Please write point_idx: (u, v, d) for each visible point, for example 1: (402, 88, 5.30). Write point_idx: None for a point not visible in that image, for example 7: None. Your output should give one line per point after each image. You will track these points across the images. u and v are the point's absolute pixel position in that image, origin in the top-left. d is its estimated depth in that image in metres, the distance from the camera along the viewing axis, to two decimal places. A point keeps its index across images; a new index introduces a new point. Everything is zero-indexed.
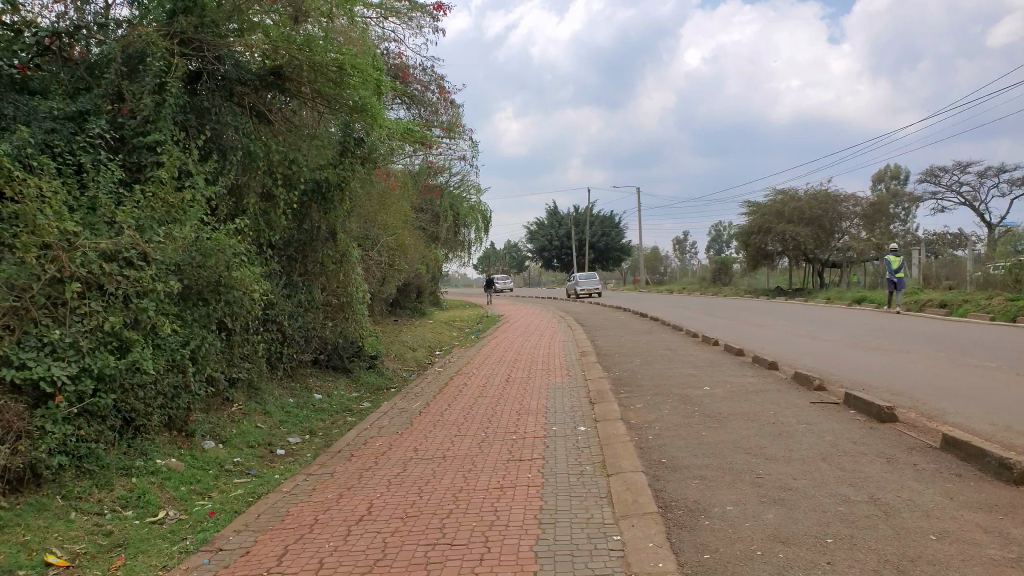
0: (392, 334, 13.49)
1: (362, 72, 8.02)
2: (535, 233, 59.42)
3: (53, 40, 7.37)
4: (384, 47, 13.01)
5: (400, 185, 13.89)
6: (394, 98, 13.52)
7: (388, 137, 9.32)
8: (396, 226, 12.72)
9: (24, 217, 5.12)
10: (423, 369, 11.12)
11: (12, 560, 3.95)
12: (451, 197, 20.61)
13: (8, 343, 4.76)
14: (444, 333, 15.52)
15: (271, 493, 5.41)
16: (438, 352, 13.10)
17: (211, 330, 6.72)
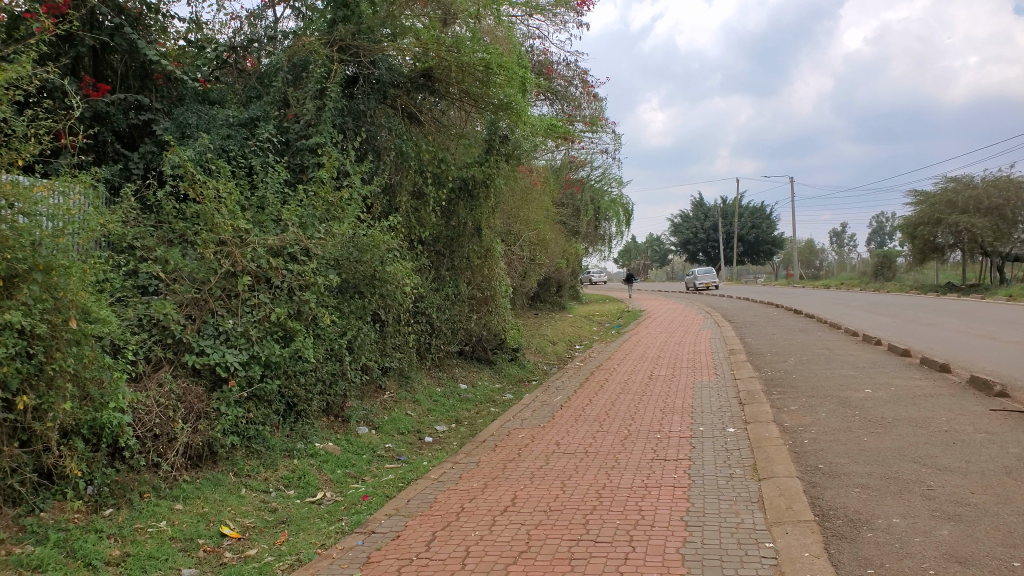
0: (534, 328, 13.63)
1: (508, 70, 8.18)
2: (678, 228, 58.17)
3: (231, 54, 8.19)
4: (530, 44, 13.25)
5: (542, 179, 14.04)
6: (538, 94, 13.77)
7: (533, 132, 9.32)
8: (538, 220, 12.87)
9: (205, 216, 5.82)
10: (564, 363, 11.16)
11: (192, 529, 4.48)
12: (593, 191, 20.59)
13: (190, 332, 5.40)
14: (585, 328, 15.49)
15: (420, 479, 5.60)
16: (579, 346, 13.10)
17: (367, 321, 7.04)
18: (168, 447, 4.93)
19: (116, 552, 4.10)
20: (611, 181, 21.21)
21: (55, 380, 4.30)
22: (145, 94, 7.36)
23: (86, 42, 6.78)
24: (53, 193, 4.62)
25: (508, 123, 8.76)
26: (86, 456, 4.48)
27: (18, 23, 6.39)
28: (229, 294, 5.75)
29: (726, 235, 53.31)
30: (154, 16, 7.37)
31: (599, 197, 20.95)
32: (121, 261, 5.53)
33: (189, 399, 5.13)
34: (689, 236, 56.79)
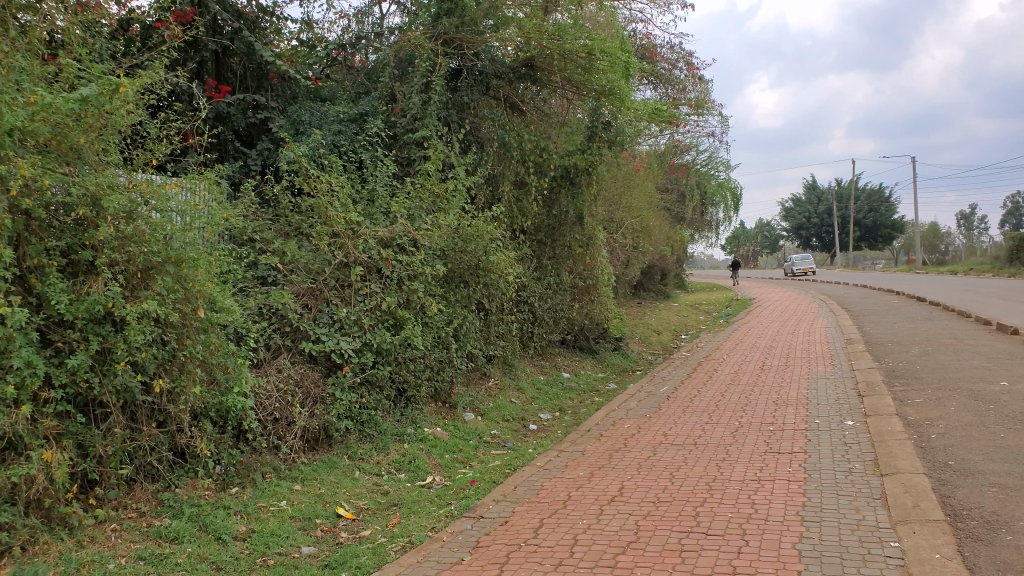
0: (637, 317, 13.47)
1: (612, 55, 8.11)
2: (788, 212, 56.06)
3: (339, 52, 8.49)
4: (634, 29, 13.07)
5: (645, 165, 13.84)
6: (642, 79, 13.58)
7: (637, 117, 9.12)
8: (642, 207, 12.72)
9: (319, 210, 6.13)
10: (669, 353, 10.98)
11: (310, 509, 4.69)
12: (699, 176, 20.14)
13: (307, 320, 5.67)
14: (692, 317, 15.17)
15: (526, 466, 5.65)
16: (685, 335, 12.86)
17: (472, 310, 7.15)
18: (287, 430, 5.18)
19: (242, 528, 4.36)
20: (718, 165, 20.60)
21: (187, 366, 4.62)
22: (262, 93, 7.73)
23: (210, 47, 7.25)
24: (182, 190, 4.92)
25: (610, 109, 8.53)
26: (214, 437, 4.78)
27: (150, 32, 6.87)
28: (342, 284, 6.01)
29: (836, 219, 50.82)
30: (269, 18, 7.73)
31: (705, 181, 20.33)
32: (243, 254, 5.84)
33: (306, 385, 5.38)
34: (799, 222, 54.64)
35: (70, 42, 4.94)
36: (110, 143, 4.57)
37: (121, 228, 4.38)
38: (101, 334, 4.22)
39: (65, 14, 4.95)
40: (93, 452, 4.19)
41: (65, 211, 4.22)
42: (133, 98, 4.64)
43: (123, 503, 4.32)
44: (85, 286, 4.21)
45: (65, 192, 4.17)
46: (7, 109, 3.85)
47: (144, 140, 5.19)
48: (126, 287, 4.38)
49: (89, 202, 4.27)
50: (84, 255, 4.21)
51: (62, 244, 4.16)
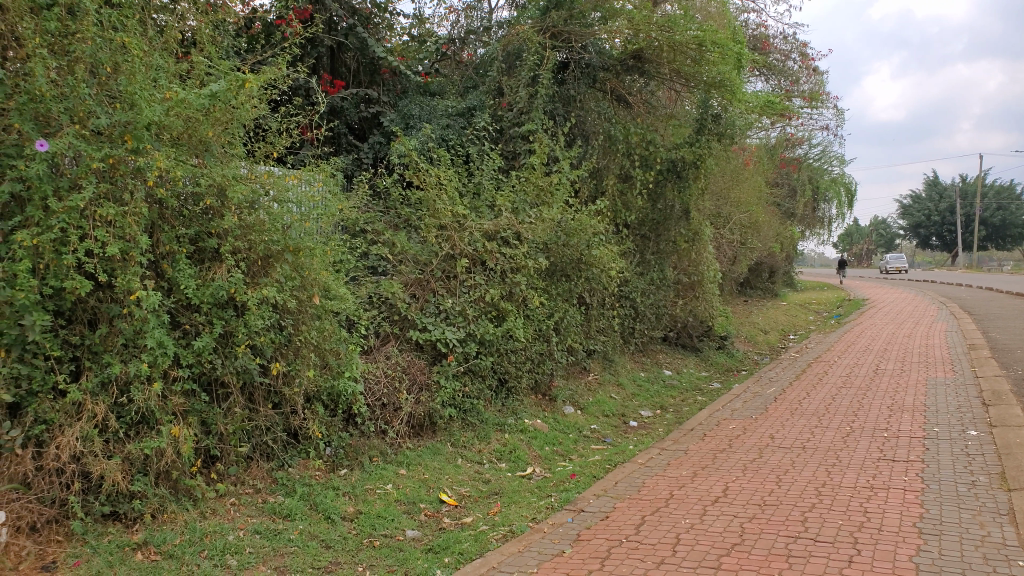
0: (742, 315, 13.13)
1: (724, 47, 8.00)
2: (904, 208, 53.19)
3: (448, 46, 8.68)
4: (746, 19, 12.77)
5: (754, 158, 13.53)
6: (754, 70, 13.27)
7: (748, 110, 8.91)
8: (751, 201, 12.44)
9: (427, 202, 6.39)
10: (775, 353, 10.66)
11: (414, 493, 4.81)
12: (811, 169, 19.44)
13: (415, 310, 5.84)
14: (800, 317, 14.63)
15: (627, 463, 5.62)
16: (792, 335, 12.45)
17: (573, 304, 7.16)
18: (394, 415, 5.34)
19: (350, 509, 4.51)
20: (832, 159, 19.90)
21: (302, 351, 4.82)
22: (374, 87, 7.98)
23: (325, 43, 7.49)
24: (302, 181, 5.17)
25: (721, 101, 8.42)
26: (325, 420, 4.97)
27: (271, 30, 7.16)
28: (448, 275, 6.18)
29: (958, 216, 47.66)
30: (382, 15, 7.96)
31: (817, 176, 19.76)
32: (356, 244, 6.05)
33: (412, 372, 5.54)
34: (919, 220, 51.62)
35: (201, 41, 5.22)
36: (235, 137, 4.81)
37: (243, 217, 4.60)
38: (224, 318, 4.45)
39: (196, 16, 5.31)
40: (215, 429, 4.43)
41: (193, 201, 4.46)
42: (257, 93, 4.87)
43: (241, 479, 4.55)
44: (210, 272, 4.44)
45: (194, 183, 4.40)
46: (145, 104, 4.10)
47: (267, 133, 5.44)
48: (248, 273, 4.62)
49: (215, 193, 4.50)
50: (211, 242, 4.45)
51: (191, 232, 4.39)
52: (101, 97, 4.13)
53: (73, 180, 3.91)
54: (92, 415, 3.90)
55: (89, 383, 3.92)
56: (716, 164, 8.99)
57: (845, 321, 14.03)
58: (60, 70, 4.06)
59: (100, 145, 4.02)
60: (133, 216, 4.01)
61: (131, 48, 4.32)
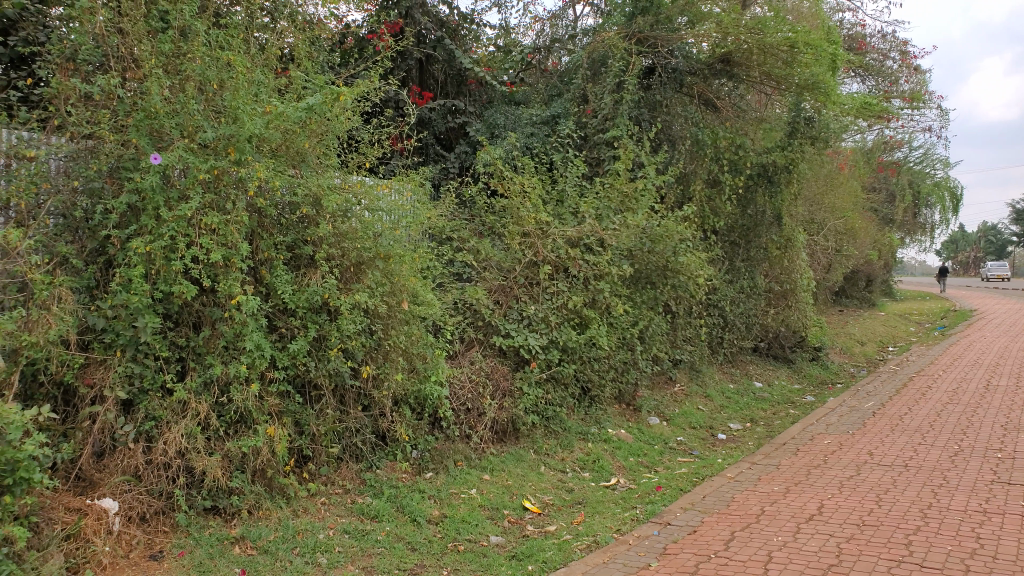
0: (838, 326, 12.61)
1: (818, 49, 7.61)
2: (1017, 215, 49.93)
3: (534, 55, 8.74)
4: (842, 19, 12.36)
5: (850, 163, 13.09)
6: (851, 71, 12.84)
7: (843, 112, 8.59)
8: (846, 207, 12.08)
9: (511, 210, 6.51)
10: (874, 366, 10.17)
11: (498, 500, 4.83)
12: (912, 173, 18.60)
13: (498, 316, 5.91)
14: (901, 329, 13.93)
15: (716, 476, 5.47)
16: (892, 347, 11.88)
17: (659, 312, 7.06)
18: (478, 420, 5.41)
19: (435, 512, 4.57)
20: (935, 162, 19.08)
21: (390, 355, 4.94)
22: (461, 98, 8.18)
23: (415, 56, 7.71)
24: (391, 191, 5.33)
25: (814, 103, 8.14)
26: (412, 423, 5.07)
27: (363, 45, 7.39)
28: (531, 281, 6.22)
29: None
30: (467, 27, 8.18)
31: (920, 180, 18.88)
32: (442, 251, 6.17)
33: (495, 377, 5.61)
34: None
35: (298, 56, 5.47)
36: (330, 149, 5.00)
37: (338, 225, 4.77)
38: (318, 322, 4.61)
39: (294, 33, 5.57)
40: (308, 430, 4.59)
41: (290, 211, 4.66)
42: (350, 106, 5.07)
43: (331, 480, 4.69)
44: (305, 278, 4.61)
45: (291, 193, 4.59)
46: (247, 118, 4.29)
47: (359, 144, 5.63)
48: (340, 280, 4.78)
49: (311, 202, 4.69)
50: (307, 249, 4.62)
51: (288, 240, 4.57)
52: (208, 112, 4.36)
53: (182, 191, 4.15)
54: (195, 413, 4.10)
55: (193, 382, 4.14)
56: (810, 169, 8.78)
57: (952, 333, 13.26)
58: (172, 88, 4.34)
59: (206, 157, 4.23)
60: (235, 225, 4.20)
61: (235, 65, 4.53)
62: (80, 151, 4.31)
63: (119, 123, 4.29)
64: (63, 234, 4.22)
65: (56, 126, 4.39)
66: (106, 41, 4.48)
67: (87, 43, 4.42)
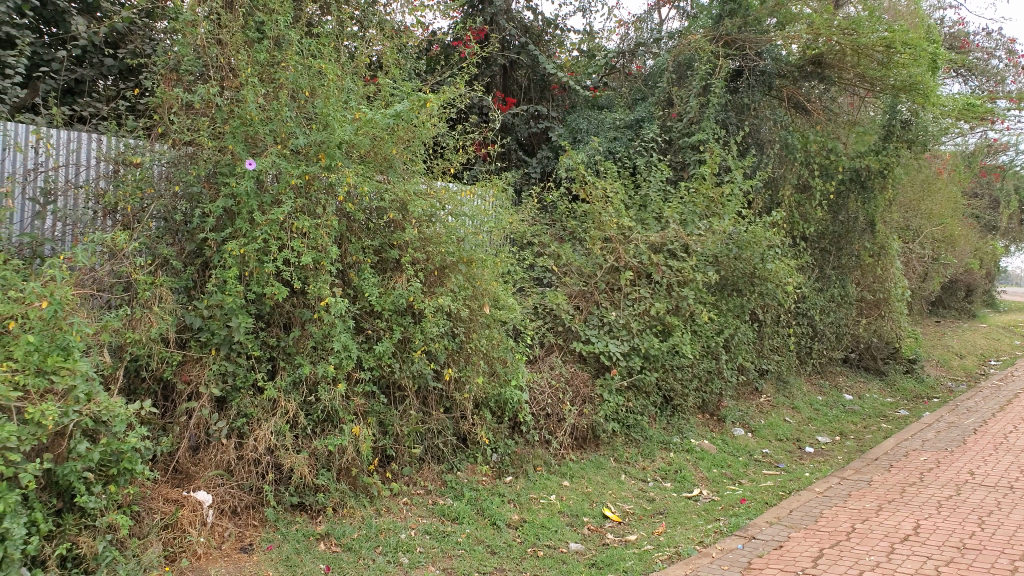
0: (935, 338, 12.03)
1: (918, 48, 7.34)
2: None
3: (618, 60, 8.69)
4: (943, 17, 11.96)
5: (950, 168, 12.58)
6: (954, 71, 12.37)
7: (944, 113, 8.26)
8: (946, 213, 11.59)
9: (594, 215, 6.50)
10: (974, 380, 9.67)
11: (578, 506, 4.79)
12: (1017, 177, 17.66)
13: (578, 322, 5.92)
14: (1005, 342, 13.20)
15: (803, 490, 5.30)
16: (995, 361, 11.27)
17: (745, 320, 6.95)
18: (558, 426, 5.42)
19: (514, 517, 4.56)
20: None
21: (472, 358, 4.97)
22: (544, 103, 8.28)
23: (499, 61, 7.87)
24: (475, 197, 5.41)
25: (910, 105, 8.00)
26: (492, 426, 5.11)
27: (448, 51, 7.49)
28: (612, 287, 6.19)
29: None
30: (551, 32, 8.22)
31: None
32: (523, 256, 6.21)
33: (575, 383, 5.61)
34: None
35: (386, 63, 5.60)
36: (417, 154, 5.07)
37: (423, 230, 4.85)
38: (403, 324, 4.67)
39: (383, 41, 5.72)
40: (391, 430, 4.66)
41: (378, 215, 4.75)
42: (437, 112, 5.13)
43: (413, 480, 4.76)
44: (391, 281, 4.68)
45: (379, 198, 4.68)
46: (338, 124, 4.38)
47: (444, 150, 5.73)
48: (425, 283, 4.85)
49: (397, 207, 4.77)
50: (393, 253, 4.71)
51: (375, 244, 4.65)
52: (301, 118, 4.48)
53: (275, 195, 4.27)
54: (284, 411, 4.21)
55: (283, 381, 4.25)
56: (905, 174, 8.55)
57: None
58: (267, 96, 4.49)
59: (298, 162, 4.36)
60: (325, 228, 4.29)
61: (326, 73, 4.65)
62: (181, 157, 4.48)
63: (216, 130, 4.41)
64: (164, 236, 4.42)
65: (160, 134, 4.61)
66: (206, 51, 4.65)
67: (190, 54, 4.62)
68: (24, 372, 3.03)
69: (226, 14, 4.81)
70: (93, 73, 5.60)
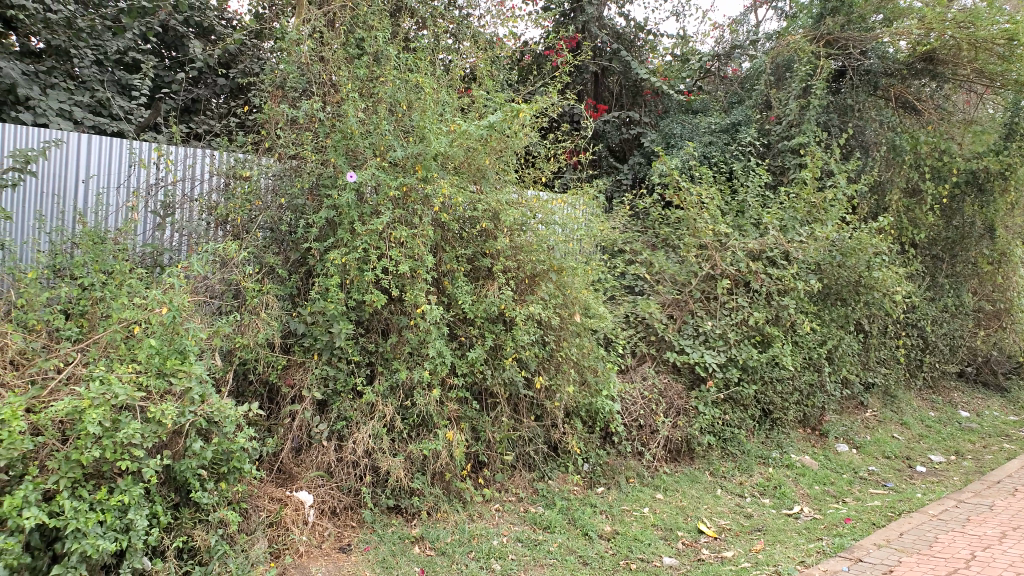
0: None
1: None
2: None
3: (714, 63, 8.43)
4: None
5: None
6: None
7: None
8: None
9: (688, 221, 6.38)
10: None
11: (672, 520, 4.68)
12: None
13: (672, 331, 5.88)
14: None
15: (915, 512, 5.00)
16: None
17: (850, 331, 6.68)
18: (650, 437, 5.36)
19: (607, 528, 4.50)
20: None
21: (562, 366, 4.96)
22: (637, 109, 8.31)
23: (591, 69, 7.95)
24: (565, 205, 5.47)
25: None
26: (583, 436, 5.11)
27: (540, 60, 7.54)
28: (708, 296, 6.07)
29: None
30: (643, 36, 8.16)
31: None
32: (615, 264, 6.19)
33: (669, 395, 5.57)
34: None
35: (479, 75, 5.68)
36: (508, 164, 5.14)
37: (514, 238, 4.90)
38: (495, 332, 4.71)
39: (476, 53, 5.84)
40: (484, 436, 4.72)
41: (471, 224, 4.81)
42: (530, 121, 5.16)
43: (505, 487, 4.80)
44: (484, 289, 4.72)
45: (472, 208, 4.74)
46: (434, 136, 4.46)
47: (535, 159, 5.81)
48: (517, 291, 4.87)
49: (489, 217, 4.82)
50: (486, 261, 4.74)
51: (468, 252, 4.72)
52: (398, 131, 4.60)
53: (374, 206, 4.39)
54: (381, 415, 4.33)
55: (380, 386, 4.37)
56: None
57: None
58: (366, 110, 4.64)
59: (396, 174, 4.47)
60: (421, 238, 4.36)
61: (422, 86, 4.76)
62: (285, 170, 4.74)
63: (319, 144, 4.62)
64: (270, 246, 4.64)
65: (267, 149, 4.85)
66: (309, 69, 4.87)
67: (294, 72, 4.86)
68: (147, 374, 3.25)
69: (327, 33, 5.05)
70: (207, 92, 6.00)
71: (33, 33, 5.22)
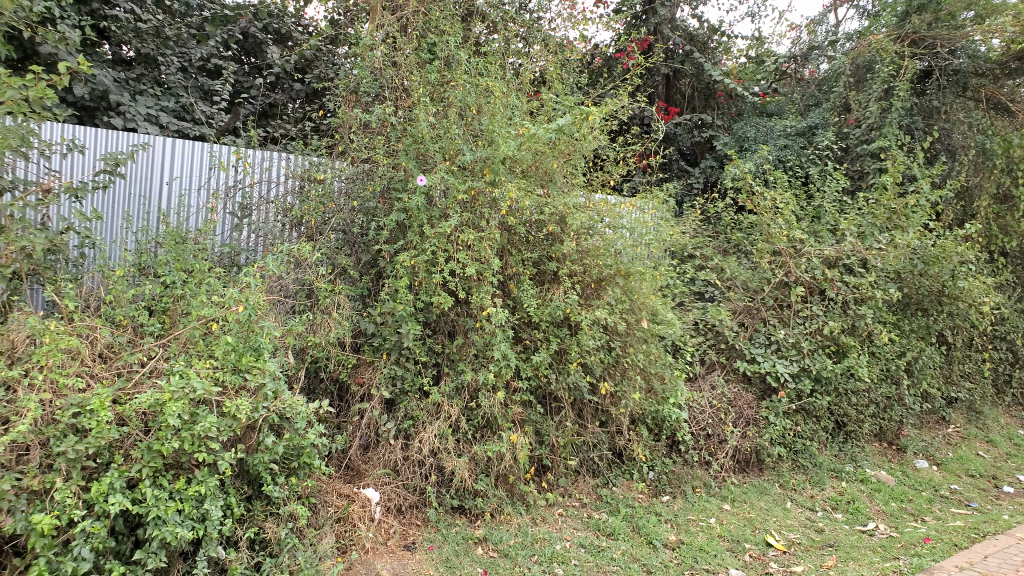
0: None
1: None
2: None
3: (789, 65, 8.22)
4: None
5: None
6: None
7: None
8: None
9: (761, 227, 6.25)
10: None
11: (739, 532, 4.57)
12: None
13: (743, 339, 5.78)
14: None
15: (1001, 535, 4.76)
16: None
17: (931, 343, 6.40)
18: (719, 447, 5.28)
19: (672, 537, 4.42)
20: None
21: (628, 372, 4.92)
22: (709, 111, 8.19)
23: (662, 71, 7.86)
24: (635, 209, 5.43)
25: None
26: (649, 443, 5.06)
27: (611, 62, 7.53)
28: (781, 304, 5.92)
29: None
30: (717, 38, 8.06)
31: None
32: (685, 269, 6.19)
33: (739, 404, 5.48)
34: None
35: (550, 79, 5.68)
36: (577, 168, 5.12)
37: (582, 242, 4.89)
38: (560, 336, 4.69)
39: (547, 57, 5.84)
40: (548, 440, 4.72)
41: (538, 228, 4.80)
42: (599, 126, 5.15)
43: (569, 492, 4.78)
44: (549, 293, 4.71)
45: (539, 211, 4.74)
46: (502, 140, 4.48)
47: (605, 163, 5.79)
48: (583, 295, 4.85)
49: (556, 220, 4.80)
50: (551, 266, 4.77)
51: (535, 256, 4.73)
52: (468, 135, 4.64)
53: (443, 210, 4.44)
54: (447, 416, 4.37)
55: (446, 387, 4.42)
56: None
57: None
58: (437, 115, 4.69)
59: (464, 177, 4.51)
60: (488, 241, 4.38)
61: (492, 90, 4.79)
62: (358, 173, 4.80)
63: (391, 148, 4.70)
64: (343, 247, 4.76)
65: (340, 152, 4.95)
66: (382, 74, 4.95)
67: (367, 77, 4.97)
68: (223, 369, 3.39)
69: (401, 38, 5.14)
70: (284, 97, 6.20)
71: (124, 42, 5.47)
